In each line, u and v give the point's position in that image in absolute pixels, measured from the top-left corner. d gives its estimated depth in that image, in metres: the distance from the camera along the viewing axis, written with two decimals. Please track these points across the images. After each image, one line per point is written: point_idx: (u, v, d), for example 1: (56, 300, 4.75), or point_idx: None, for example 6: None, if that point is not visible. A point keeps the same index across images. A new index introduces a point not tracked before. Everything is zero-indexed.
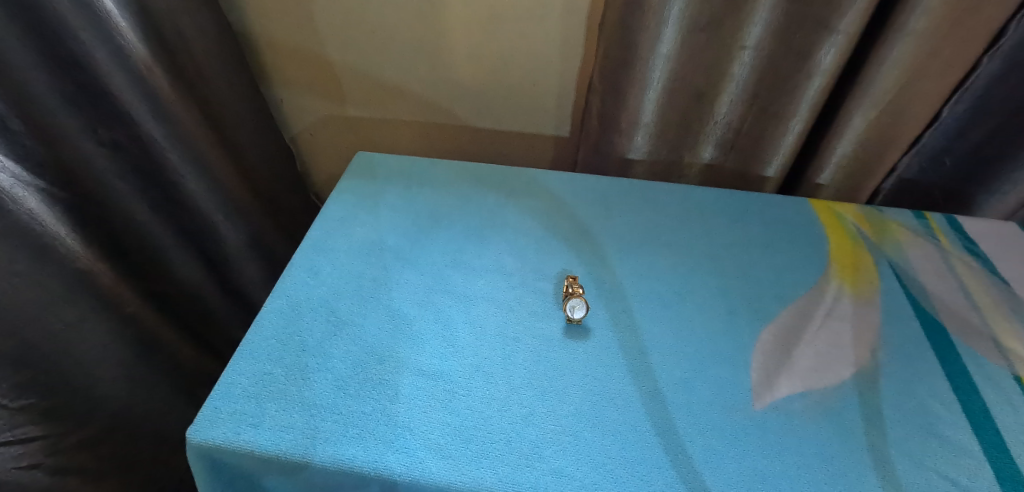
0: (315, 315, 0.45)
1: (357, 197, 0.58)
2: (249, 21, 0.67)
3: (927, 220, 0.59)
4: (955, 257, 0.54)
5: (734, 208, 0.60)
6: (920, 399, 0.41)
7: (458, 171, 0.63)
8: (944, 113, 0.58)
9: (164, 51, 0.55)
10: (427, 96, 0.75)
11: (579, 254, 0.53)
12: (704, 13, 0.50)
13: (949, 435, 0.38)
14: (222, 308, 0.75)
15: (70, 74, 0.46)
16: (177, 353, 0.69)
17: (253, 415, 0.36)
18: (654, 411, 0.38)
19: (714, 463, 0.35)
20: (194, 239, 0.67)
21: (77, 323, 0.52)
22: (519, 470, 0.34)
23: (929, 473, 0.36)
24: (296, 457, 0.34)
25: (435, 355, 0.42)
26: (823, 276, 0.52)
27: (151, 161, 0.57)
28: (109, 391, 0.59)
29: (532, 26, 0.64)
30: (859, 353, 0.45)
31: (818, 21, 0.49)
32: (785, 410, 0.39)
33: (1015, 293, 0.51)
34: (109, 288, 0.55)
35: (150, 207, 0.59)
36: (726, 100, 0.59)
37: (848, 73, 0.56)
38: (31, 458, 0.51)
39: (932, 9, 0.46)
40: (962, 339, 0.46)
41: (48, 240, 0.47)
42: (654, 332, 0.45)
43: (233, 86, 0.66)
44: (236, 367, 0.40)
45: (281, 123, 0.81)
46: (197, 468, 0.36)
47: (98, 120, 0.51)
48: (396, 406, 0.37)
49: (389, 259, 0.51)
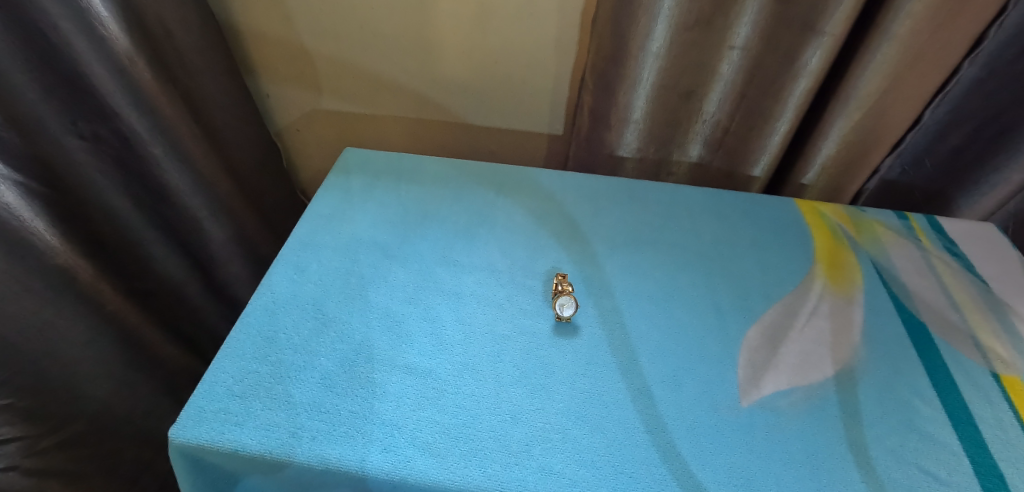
0: (302, 313, 0.44)
1: (345, 194, 0.58)
2: (234, 13, 0.66)
3: (909, 221, 0.60)
4: (934, 256, 0.55)
5: (723, 207, 0.60)
6: (901, 395, 0.42)
7: (448, 168, 0.63)
8: (925, 116, 0.60)
9: (148, 42, 0.54)
10: (417, 90, 0.74)
11: (568, 251, 0.53)
12: (693, 14, 0.51)
13: (930, 430, 0.39)
14: (206, 304, 0.74)
15: (47, 65, 0.45)
16: (160, 352, 0.67)
17: (238, 414, 0.36)
18: (644, 409, 0.39)
19: (703, 458, 0.36)
20: (177, 235, 0.65)
21: (57, 322, 0.51)
22: (507, 469, 0.34)
23: (910, 468, 0.37)
24: (281, 456, 0.34)
25: (424, 353, 0.41)
26: (808, 275, 0.52)
27: (134, 157, 0.56)
28: (91, 390, 0.58)
29: (520, 24, 0.64)
30: (840, 349, 0.45)
31: (805, 23, 0.50)
32: (770, 406, 0.40)
33: (994, 294, 0.52)
34: (90, 285, 0.54)
35: (131, 201, 0.58)
36: (714, 99, 0.59)
37: (833, 75, 0.57)
38: (7, 460, 0.50)
39: (916, 13, 0.47)
40: (943, 338, 0.47)
41: (26, 236, 0.46)
42: (642, 330, 0.45)
43: (218, 81, 0.66)
44: (221, 366, 0.39)
45: (266, 117, 0.80)
46: (178, 468, 0.35)
47: (79, 112, 0.49)
48: (383, 404, 0.37)
49: (376, 256, 0.51)
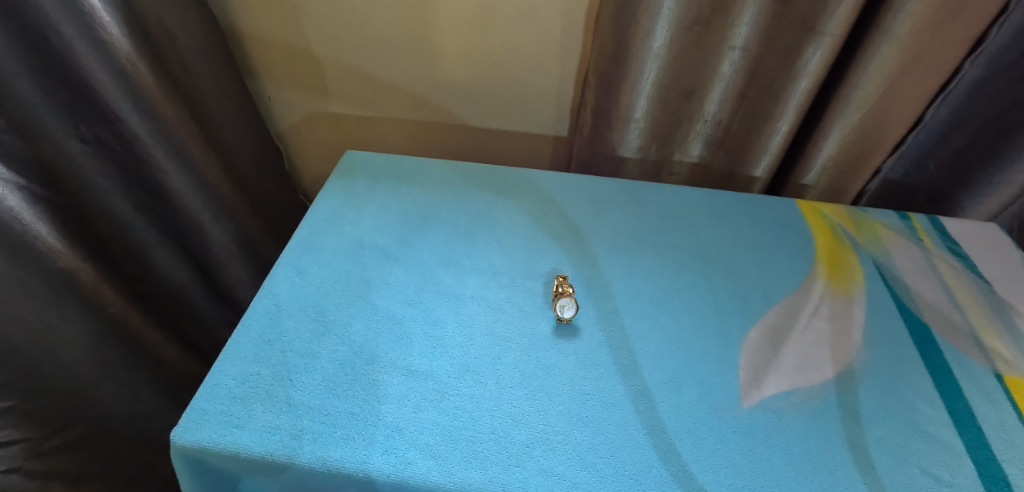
0: (302, 316, 0.44)
1: (345, 196, 0.58)
2: (236, 17, 0.66)
3: (911, 221, 0.60)
4: (936, 257, 0.55)
5: (723, 208, 0.60)
6: (903, 396, 0.42)
7: (448, 170, 0.63)
8: (928, 115, 0.59)
9: (149, 46, 0.54)
10: (418, 93, 0.74)
11: (568, 253, 0.53)
12: (692, 15, 0.51)
13: (933, 431, 0.39)
14: (207, 307, 0.74)
15: (50, 69, 0.45)
16: (162, 354, 0.67)
17: (239, 416, 0.36)
18: (644, 411, 0.39)
19: (704, 460, 0.36)
20: (179, 237, 0.66)
21: (60, 325, 0.51)
22: (508, 471, 0.34)
23: (913, 470, 0.36)
24: (281, 458, 0.34)
25: (425, 355, 0.42)
26: (809, 275, 0.52)
27: (135, 160, 0.56)
28: (93, 392, 0.58)
29: (521, 25, 0.64)
30: (842, 350, 0.45)
31: (805, 23, 0.50)
32: (772, 408, 0.40)
33: (997, 294, 0.52)
34: (91, 288, 0.54)
35: (133, 204, 0.58)
36: (714, 99, 0.59)
37: (833, 75, 0.57)
38: (10, 462, 0.50)
39: (916, 12, 0.46)
40: (946, 339, 0.47)
41: (29, 239, 0.46)
42: (643, 331, 0.45)
43: (219, 84, 0.66)
44: (222, 368, 0.39)
45: (268, 120, 0.80)
46: (179, 470, 0.35)
47: (82, 116, 0.50)
48: (383, 406, 0.37)
49: (377, 258, 0.51)
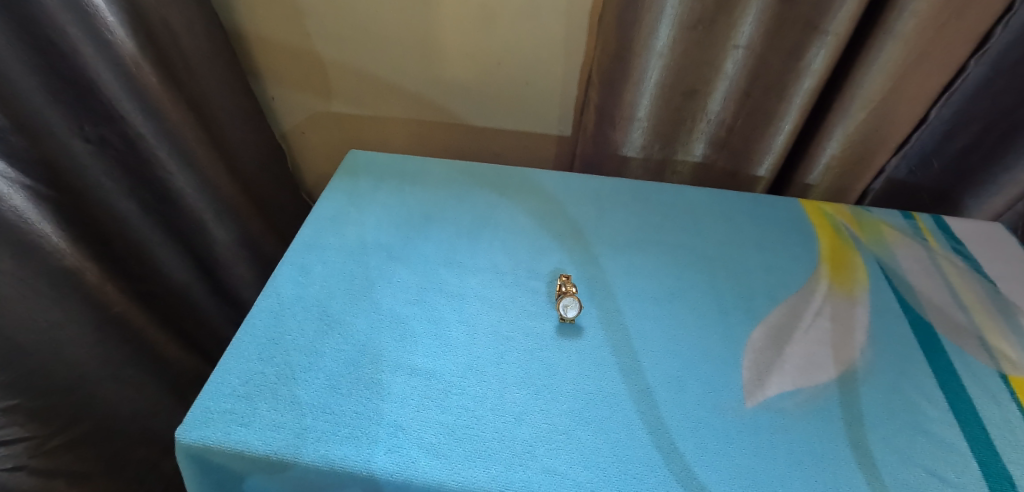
0: (306, 315, 0.44)
1: (349, 195, 0.58)
2: (239, 17, 0.66)
3: (915, 220, 0.59)
4: (941, 257, 0.55)
5: (727, 208, 0.60)
6: (908, 396, 0.42)
7: (451, 170, 0.63)
8: (932, 114, 0.59)
9: (154, 46, 0.54)
10: (421, 93, 0.74)
11: (571, 253, 0.53)
12: (695, 14, 0.51)
13: (938, 432, 0.39)
14: (211, 306, 0.74)
15: (54, 69, 0.46)
16: (166, 353, 0.68)
17: (243, 415, 0.36)
18: (647, 411, 0.39)
19: (707, 459, 0.35)
20: (182, 237, 0.66)
21: (64, 324, 0.51)
22: (511, 470, 0.34)
23: (917, 470, 0.36)
24: (285, 457, 0.34)
25: (428, 354, 0.42)
26: (812, 275, 0.52)
27: (139, 160, 0.56)
28: (97, 391, 0.58)
29: (524, 25, 0.64)
30: (846, 351, 0.45)
31: (808, 23, 0.50)
32: (775, 408, 0.40)
33: (1002, 294, 0.51)
34: (96, 287, 0.55)
35: (137, 204, 0.58)
36: (718, 98, 0.59)
37: (837, 73, 0.57)
38: (15, 460, 0.51)
39: (921, 11, 0.46)
40: (951, 339, 0.47)
41: (34, 238, 0.46)
42: (646, 331, 0.45)
43: (223, 84, 0.66)
44: (226, 367, 0.39)
45: (271, 119, 0.80)
46: (184, 468, 0.36)
47: (86, 116, 0.50)
48: (387, 405, 0.37)
49: (381, 258, 0.51)
